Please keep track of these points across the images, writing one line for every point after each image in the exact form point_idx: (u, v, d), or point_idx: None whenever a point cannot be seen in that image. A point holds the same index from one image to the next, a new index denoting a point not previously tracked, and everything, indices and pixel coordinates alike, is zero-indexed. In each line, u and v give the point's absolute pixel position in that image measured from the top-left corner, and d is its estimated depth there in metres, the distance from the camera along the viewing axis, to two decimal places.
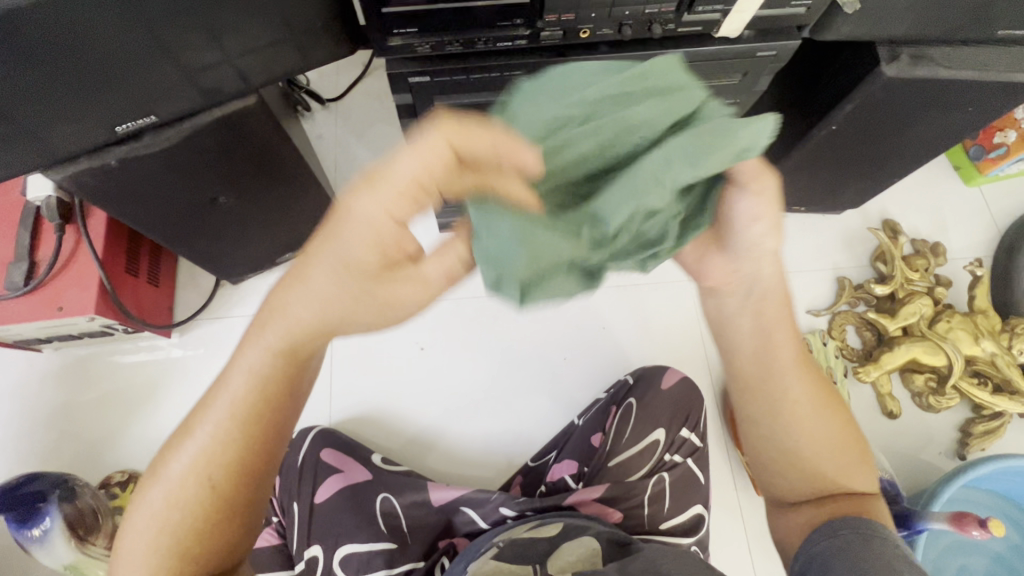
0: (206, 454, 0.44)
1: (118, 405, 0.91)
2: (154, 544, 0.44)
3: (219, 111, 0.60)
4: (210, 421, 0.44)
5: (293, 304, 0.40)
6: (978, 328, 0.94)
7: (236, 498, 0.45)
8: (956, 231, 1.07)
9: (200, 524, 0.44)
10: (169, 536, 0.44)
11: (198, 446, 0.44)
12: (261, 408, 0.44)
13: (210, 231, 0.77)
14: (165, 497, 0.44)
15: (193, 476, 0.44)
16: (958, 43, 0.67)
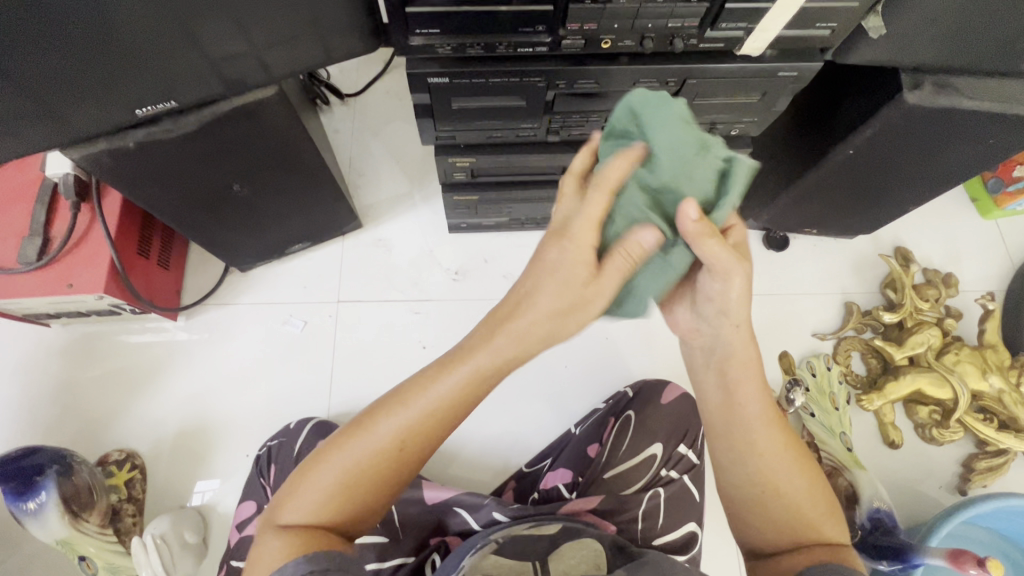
0: (410, 428, 0.45)
1: (121, 385, 0.92)
2: (330, 489, 0.45)
3: (236, 101, 0.60)
4: (424, 397, 0.45)
5: (541, 288, 0.44)
6: (986, 364, 0.93)
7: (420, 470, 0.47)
8: (969, 262, 1.07)
9: (370, 489, 0.45)
10: (349, 490, 0.45)
11: (407, 416, 0.45)
12: (463, 404, 0.46)
13: (223, 217, 0.78)
14: (356, 454, 0.45)
15: (394, 446, 0.45)
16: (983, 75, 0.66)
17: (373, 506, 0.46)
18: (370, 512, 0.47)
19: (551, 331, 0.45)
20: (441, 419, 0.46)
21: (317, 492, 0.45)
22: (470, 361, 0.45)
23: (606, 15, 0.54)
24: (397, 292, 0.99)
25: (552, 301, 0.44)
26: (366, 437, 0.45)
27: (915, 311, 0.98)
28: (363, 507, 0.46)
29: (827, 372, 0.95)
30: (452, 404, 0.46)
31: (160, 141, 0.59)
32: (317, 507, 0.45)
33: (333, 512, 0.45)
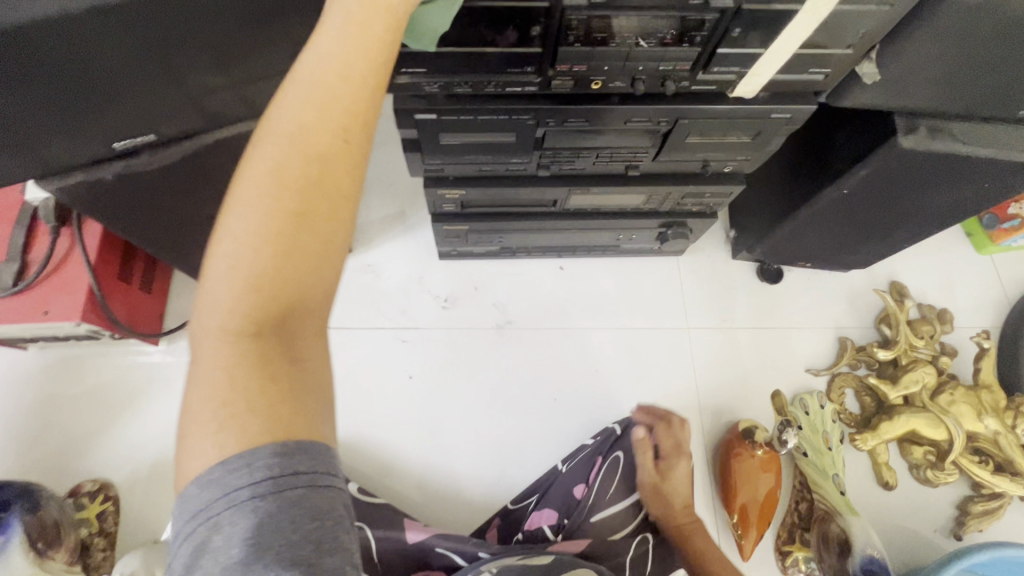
0: (279, 248, 0.33)
1: (96, 410, 0.90)
2: (213, 378, 0.33)
3: (217, 133, 0.59)
4: (264, 185, 0.33)
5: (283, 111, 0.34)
6: (981, 404, 0.92)
7: (295, 282, 0.34)
8: (965, 298, 1.06)
9: (274, 297, 0.33)
10: (247, 306, 0.33)
11: (256, 217, 0.33)
12: (308, 167, 0.34)
13: (206, 244, 0.76)
14: (227, 324, 0.33)
15: (267, 182, 0.33)
16: (979, 119, 0.66)
17: (287, 402, 0.33)
18: (295, 405, 0.33)
19: (383, 48, 0.35)
20: (312, 176, 0.34)
21: (201, 394, 0.33)
22: (302, 99, 0.34)
23: (596, 57, 0.53)
24: (384, 319, 0.98)
25: (339, 51, 0.34)
26: (214, 272, 0.33)
27: (909, 348, 0.97)
28: (265, 396, 0.33)
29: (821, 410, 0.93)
30: (321, 80, 0.34)
31: (138, 173, 0.58)
32: (216, 413, 0.32)
33: (229, 417, 0.32)
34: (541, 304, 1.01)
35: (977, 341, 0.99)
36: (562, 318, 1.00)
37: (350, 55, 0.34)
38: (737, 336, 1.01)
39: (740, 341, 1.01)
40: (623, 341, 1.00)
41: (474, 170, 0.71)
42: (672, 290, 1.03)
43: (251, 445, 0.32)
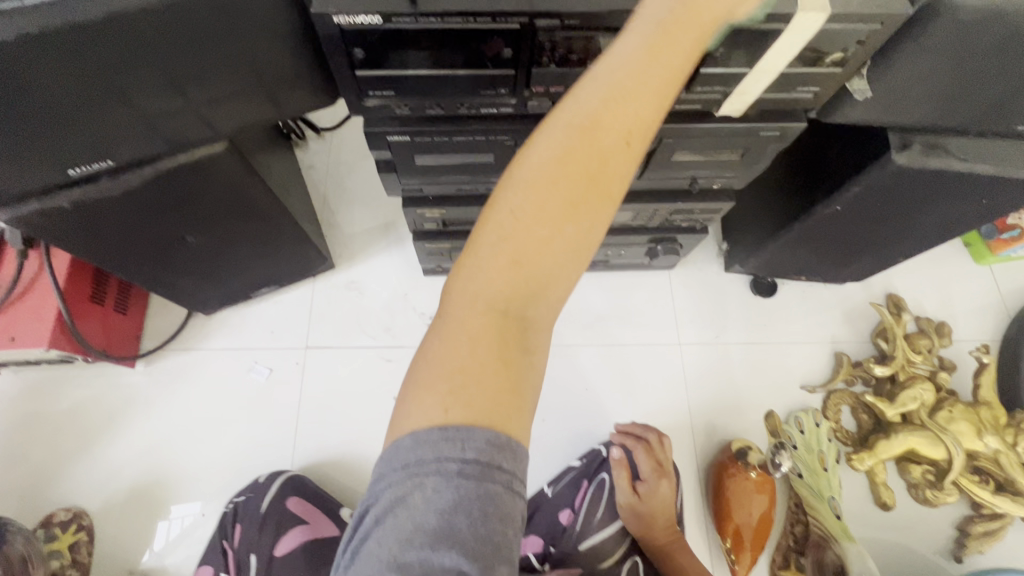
0: (528, 227, 0.34)
1: (70, 435, 0.87)
2: (457, 344, 0.34)
3: (178, 158, 0.56)
4: (552, 166, 0.34)
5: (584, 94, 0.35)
6: (981, 422, 0.90)
7: (551, 265, 0.34)
8: (963, 311, 1.03)
9: (519, 280, 0.34)
10: (509, 278, 0.34)
11: (518, 196, 0.34)
12: (581, 160, 0.34)
13: (179, 266, 0.74)
14: (482, 289, 0.34)
15: (549, 165, 0.34)
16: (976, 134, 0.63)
17: (496, 385, 0.33)
18: (505, 396, 0.33)
19: (673, 64, 0.36)
20: (588, 172, 0.34)
21: (433, 361, 0.34)
22: (594, 89, 0.35)
23: (572, 77, 0.50)
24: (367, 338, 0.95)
25: (634, 56, 0.36)
26: (480, 240, 0.35)
27: (907, 364, 0.95)
28: (494, 381, 0.33)
29: (816, 429, 0.91)
30: (615, 78, 0.35)
31: (97, 199, 0.55)
32: (454, 376, 0.33)
33: (453, 389, 0.33)
34: None
35: (976, 356, 0.97)
36: (551, 335, 0.98)
37: (651, 67, 0.35)
38: (731, 352, 0.98)
39: (733, 357, 0.98)
40: (613, 359, 0.97)
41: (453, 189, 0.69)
42: (664, 305, 1.00)
43: (466, 421, 0.32)
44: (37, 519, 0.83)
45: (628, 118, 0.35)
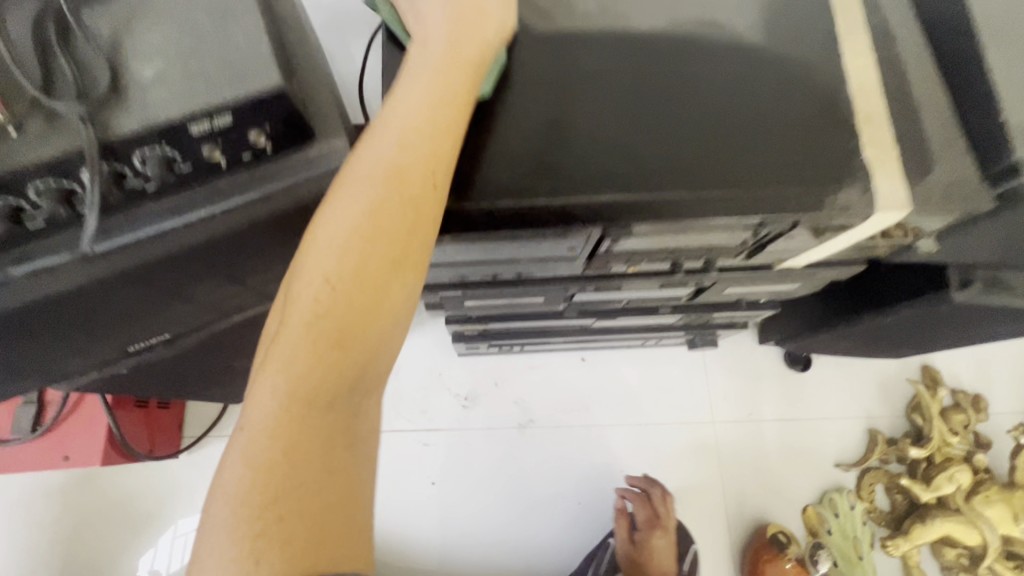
0: (315, 322, 0.32)
1: (120, 527, 0.89)
2: (270, 452, 0.31)
3: (230, 320, 0.55)
4: (325, 245, 0.33)
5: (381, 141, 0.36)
6: (1017, 508, 0.90)
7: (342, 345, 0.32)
8: (1001, 384, 1.03)
9: (340, 342, 0.32)
10: (322, 351, 0.32)
11: (340, 274, 0.33)
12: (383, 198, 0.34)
13: (224, 382, 0.74)
14: (274, 407, 0.32)
15: (333, 255, 0.33)
16: None
17: (313, 532, 0.30)
18: (335, 516, 0.31)
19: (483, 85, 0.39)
20: (390, 225, 0.34)
21: (236, 488, 0.31)
22: (367, 159, 0.35)
23: (635, 253, 0.49)
24: (405, 421, 0.96)
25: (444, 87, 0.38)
26: (289, 332, 0.32)
27: (944, 444, 0.95)
28: (319, 490, 0.31)
29: (851, 512, 0.91)
30: (392, 168, 0.35)
31: (153, 362, 0.56)
32: (249, 497, 0.30)
33: (275, 499, 0.30)
34: (563, 399, 0.99)
35: (1013, 435, 0.97)
36: (586, 415, 0.98)
37: (446, 81, 0.38)
38: (765, 429, 0.98)
39: (768, 434, 0.98)
40: (648, 438, 0.98)
41: (498, 314, 0.69)
42: (698, 382, 1.00)
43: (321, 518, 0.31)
44: None
45: (416, 177, 0.35)
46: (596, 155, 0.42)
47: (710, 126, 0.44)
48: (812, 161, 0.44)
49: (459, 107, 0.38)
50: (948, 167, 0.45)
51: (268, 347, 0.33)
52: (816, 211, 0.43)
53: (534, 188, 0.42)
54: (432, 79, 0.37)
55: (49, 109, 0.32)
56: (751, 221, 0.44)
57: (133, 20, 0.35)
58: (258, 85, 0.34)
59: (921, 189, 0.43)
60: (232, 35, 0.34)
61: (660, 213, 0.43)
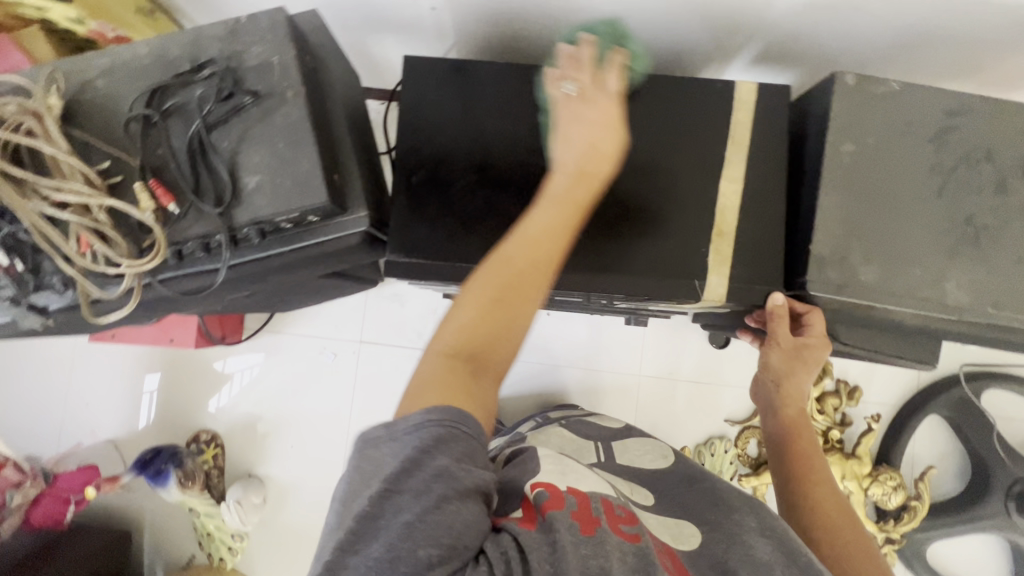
0: (492, 268, 0.48)
1: (202, 383, 1.27)
2: (477, 326, 0.46)
3: (288, 285, 0.83)
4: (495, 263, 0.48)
5: (576, 133, 0.55)
6: (846, 471, 1.22)
7: (519, 275, 0.47)
8: (880, 381, 1.28)
9: (496, 301, 0.47)
10: (466, 336, 0.46)
11: (483, 279, 0.48)
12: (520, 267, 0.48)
13: (277, 304, 1.04)
14: (472, 316, 0.46)
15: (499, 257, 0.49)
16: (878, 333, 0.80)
17: (491, 346, 0.46)
18: (506, 328, 0.47)
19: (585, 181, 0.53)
20: (512, 282, 0.47)
21: (460, 327, 0.46)
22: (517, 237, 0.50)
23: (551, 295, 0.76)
24: (405, 340, 1.27)
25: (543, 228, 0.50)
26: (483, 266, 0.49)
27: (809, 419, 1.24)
28: (491, 335, 0.46)
29: (723, 454, 1.24)
30: (520, 247, 0.49)
31: (234, 302, 0.84)
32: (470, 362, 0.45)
33: (475, 325, 0.46)
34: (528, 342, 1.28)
35: (868, 421, 1.25)
36: (543, 356, 1.28)
37: (599, 146, 0.55)
38: (679, 385, 1.28)
39: (679, 391, 1.28)
40: (587, 379, 1.28)
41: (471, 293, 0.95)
42: (634, 344, 1.28)
43: (467, 415, 0.43)
44: (185, 433, 1.25)
45: (513, 259, 0.48)
46: None
47: (635, 220, 0.67)
48: (668, 263, 0.66)
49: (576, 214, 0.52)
50: (761, 275, 0.66)
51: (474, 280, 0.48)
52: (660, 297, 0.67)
53: (479, 256, 0.66)
54: (558, 208, 0.52)
55: (199, 205, 0.56)
56: (618, 296, 0.68)
57: (242, 145, 0.57)
58: (314, 201, 0.57)
59: (736, 288, 0.66)
60: (300, 163, 0.57)
61: (551, 282, 0.67)
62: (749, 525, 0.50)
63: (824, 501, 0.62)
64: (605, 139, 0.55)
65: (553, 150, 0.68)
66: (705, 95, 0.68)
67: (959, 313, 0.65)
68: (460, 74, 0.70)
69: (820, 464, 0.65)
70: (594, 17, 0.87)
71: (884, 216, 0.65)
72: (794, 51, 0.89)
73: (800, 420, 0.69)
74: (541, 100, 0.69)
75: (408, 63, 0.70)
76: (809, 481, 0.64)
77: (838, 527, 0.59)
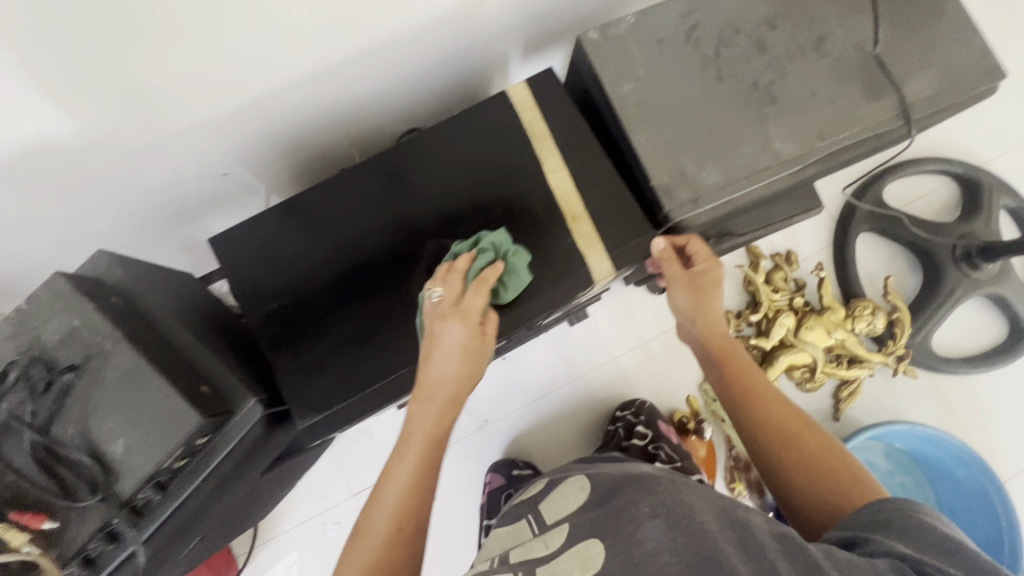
0: (373, 528, 0.53)
1: None
2: (356, 551, 0.52)
3: (238, 503, 0.77)
4: (407, 438, 0.58)
5: (445, 350, 0.57)
6: (829, 324, 1.24)
7: (414, 496, 0.55)
8: (803, 235, 1.34)
9: (401, 520, 0.53)
10: (371, 551, 0.51)
11: (381, 514, 0.54)
12: (419, 473, 0.56)
13: (247, 520, 0.96)
14: (410, 473, 0.56)
15: (409, 476, 0.55)
16: (763, 206, 0.85)
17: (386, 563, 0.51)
18: (405, 557, 0.52)
19: (434, 427, 0.58)
20: (402, 518, 0.53)
21: (352, 557, 0.52)
22: (387, 483, 0.56)
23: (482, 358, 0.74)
24: None
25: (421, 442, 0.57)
26: (382, 504, 0.54)
27: (771, 302, 1.26)
28: (386, 557, 0.51)
29: None
30: (416, 455, 0.57)
31: (193, 554, 0.77)
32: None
33: (366, 555, 0.51)
34: (502, 394, 1.25)
35: (816, 272, 1.30)
36: (523, 397, 1.26)
37: (467, 365, 0.58)
38: (652, 346, 1.28)
39: (655, 350, 1.28)
40: (573, 392, 1.27)
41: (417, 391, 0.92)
42: (592, 336, 1.27)
43: None
44: None
45: (409, 500, 0.54)
46: (408, 330, 0.64)
47: None
48: (549, 269, 0.66)
49: (440, 431, 0.58)
50: (630, 229, 0.67)
51: (378, 494, 0.55)
52: (564, 300, 0.66)
53: (382, 372, 0.63)
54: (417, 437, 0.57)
55: (78, 505, 0.51)
56: (526, 326, 0.66)
57: (90, 420, 0.53)
58: (188, 428, 0.53)
59: (617, 254, 0.66)
60: (156, 400, 0.53)
61: None
62: (641, 512, 0.49)
63: (777, 417, 0.64)
64: (468, 351, 0.57)
65: (402, 235, 0.67)
66: (488, 112, 0.70)
67: (800, 160, 0.68)
68: (284, 215, 0.68)
69: (756, 380, 0.69)
70: (370, 97, 0.90)
71: (692, 121, 0.69)
72: (546, 29, 0.95)
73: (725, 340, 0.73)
74: (371, 196, 0.69)
75: (226, 235, 0.67)
76: (754, 402, 0.66)
77: (799, 446, 0.61)
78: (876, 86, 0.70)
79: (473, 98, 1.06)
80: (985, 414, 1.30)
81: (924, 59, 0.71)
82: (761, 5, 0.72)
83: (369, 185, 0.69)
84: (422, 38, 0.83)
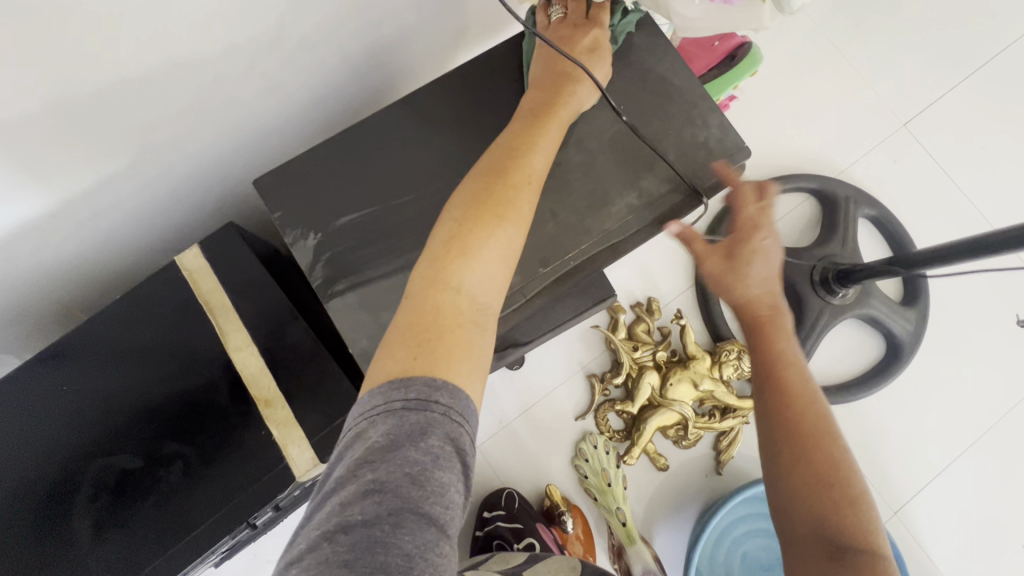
0: (433, 287, 0.48)
1: None
2: (437, 308, 0.47)
3: None
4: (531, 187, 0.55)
5: (548, 135, 0.57)
6: (696, 375, 1.17)
7: (488, 271, 0.50)
8: (662, 280, 1.26)
9: (469, 304, 0.48)
10: (426, 321, 0.47)
11: (436, 280, 0.48)
12: (469, 249, 0.50)
13: None
14: (457, 235, 0.51)
15: (493, 244, 0.51)
16: (539, 314, 0.77)
17: (437, 353, 0.45)
18: (458, 340, 0.46)
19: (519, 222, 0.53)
20: (438, 323, 0.47)
21: (412, 328, 0.46)
22: (484, 236, 0.51)
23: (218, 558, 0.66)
24: None
25: (508, 217, 0.52)
26: (485, 255, 0.50)
27: (633, 361, 1.18)
28: (441, 340, 0.45)
29: (595, 452, 1.14)
30: (508, 230, 0.52)
31: None
32: (419, 359, 0.44)
33: (424, 340, 0.45)
34: None
35: (677, 320, 1.22)
36: None
37: (537, 138, 0.57)
38: (517, 428, 1.18)
39: (520, 430, 1.18)
40: None
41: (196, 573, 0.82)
42: None
43: (431, 392, 0.42)
44: None
45: (483, 285, 0.49)
46: (88, 565, 0.56)
47: (199, 453, 0.59)
48: (249, 467, 0.59)
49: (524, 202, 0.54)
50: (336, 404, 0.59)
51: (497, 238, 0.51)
52: (269, 500, 0.58)
53: None
54: (525, 201, 0.54)
55: None
56: (234, 532, 0.59)
57: None
58: None
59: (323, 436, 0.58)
60: None
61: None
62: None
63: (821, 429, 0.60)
64: (553, 96, 0.59)
65: (88, 445, 0.59)
66: (159, 291, 0.63)
67: (522, 293, 0.61)
68: None
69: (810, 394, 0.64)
70: (92, 244, 0.78)
71: (394, 267, 0.60)
72: (293, 134, 0.86)
73: (786, 365, 0.66)
74: (49, 403, 0.60)
75: None
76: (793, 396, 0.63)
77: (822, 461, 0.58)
78: (603, 191, 0.63)
79: (245, 210, 0.95)
80: (883, 444, 1.20)
81: (653, 151, 0.64)
82: (468, 121, 0.65)
83: (47, 389, 0.60)
84: (123, 177, 0.71)
